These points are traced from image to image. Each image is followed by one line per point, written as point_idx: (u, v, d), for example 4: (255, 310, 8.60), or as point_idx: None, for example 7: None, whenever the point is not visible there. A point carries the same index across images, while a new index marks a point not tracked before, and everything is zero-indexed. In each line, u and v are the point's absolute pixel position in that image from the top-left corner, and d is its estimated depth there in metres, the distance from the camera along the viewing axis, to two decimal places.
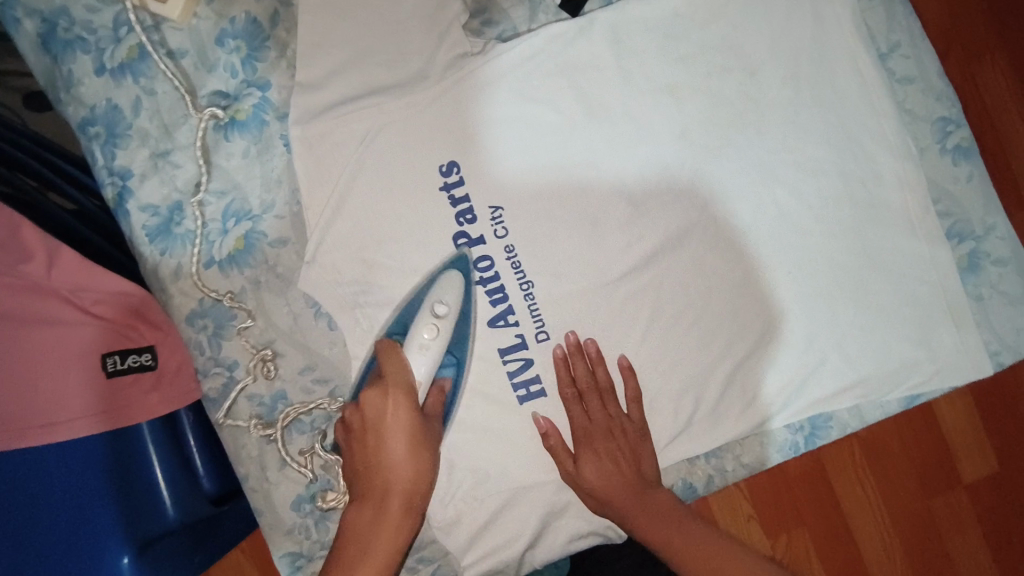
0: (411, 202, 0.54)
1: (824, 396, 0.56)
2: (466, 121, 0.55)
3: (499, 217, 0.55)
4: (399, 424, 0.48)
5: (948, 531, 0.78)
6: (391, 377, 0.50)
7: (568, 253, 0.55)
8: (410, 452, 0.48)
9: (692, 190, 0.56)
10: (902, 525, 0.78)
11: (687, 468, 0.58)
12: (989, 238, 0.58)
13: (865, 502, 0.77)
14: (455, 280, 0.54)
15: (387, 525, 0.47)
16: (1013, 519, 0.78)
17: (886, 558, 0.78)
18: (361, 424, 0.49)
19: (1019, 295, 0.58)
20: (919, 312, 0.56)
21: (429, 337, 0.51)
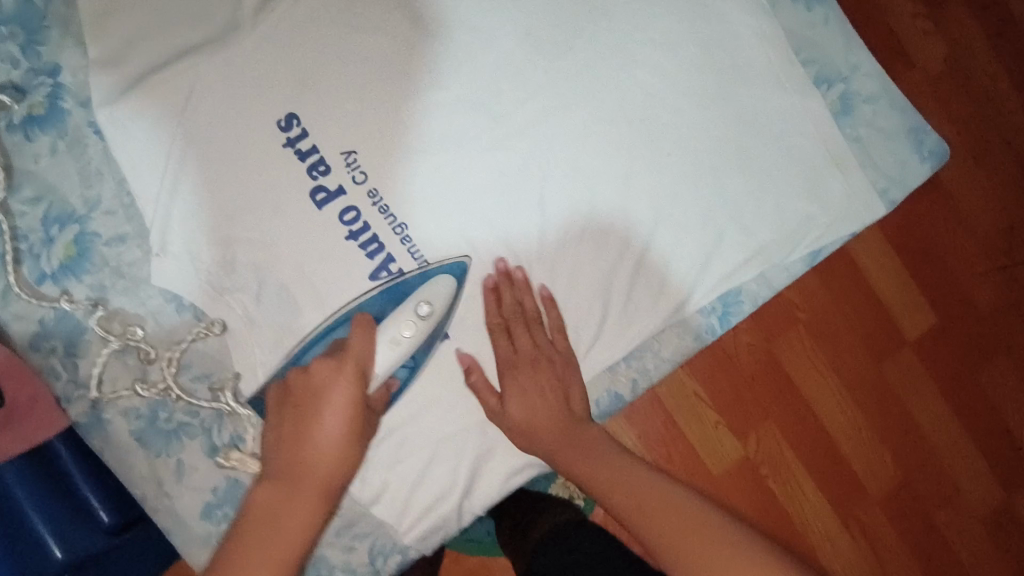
0: (255, 164, 0.49)
1: (728, 273, 0.54)
2: (294, 64, 0.50)
3: (354, 161, 0.51)
4: (341, 403, 0.44)
5: (899, 387, 0.84)
6: (352, 352, 0.46)
7: (437, 185, 0.52)
8: (342, 436, 0.44)
9: (552, 91, 0.52)
10: (861, 392, 0.83)
11: (611, 375, 0.54)
12: (856, 76, 0.56)
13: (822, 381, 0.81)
14: (446, 283, 0.50)
15: (298, 507, 0.41)
16: (951, 359, 0.85)
17: (853, 428, 0.82)
18: (301, 394, 0.45)
19: (896, 128, 0.56)
20: (804, 167, 0.54)
21: (406, 335, 0.48)
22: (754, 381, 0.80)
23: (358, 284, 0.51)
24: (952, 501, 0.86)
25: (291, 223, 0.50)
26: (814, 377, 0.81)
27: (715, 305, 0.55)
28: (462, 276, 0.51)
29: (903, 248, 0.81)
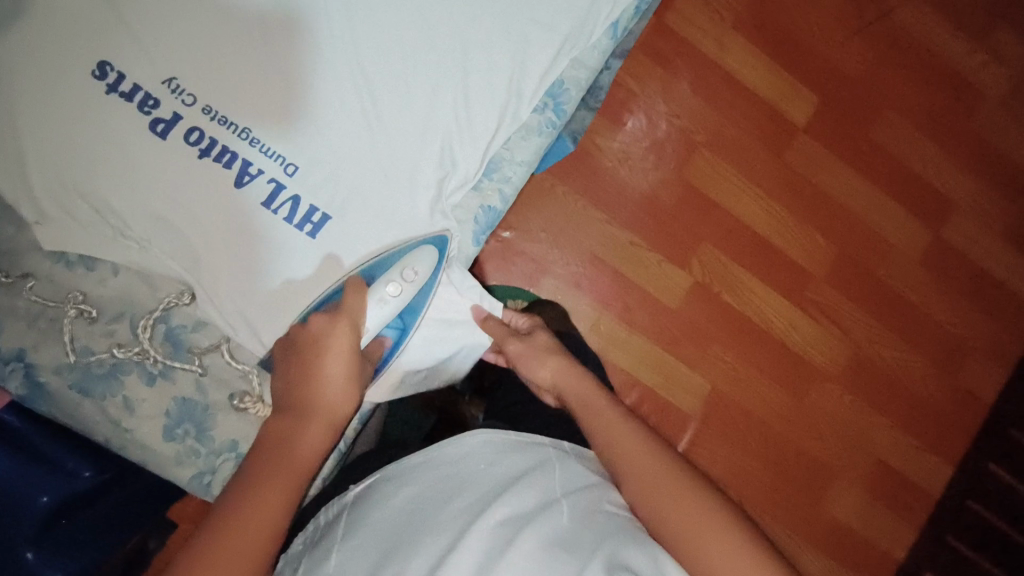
0: (85, 116, 0.52)
1: (545, 68, 0.60)
2: (82, 15, 0.53)
3: (178, 86, 0.54)
4: (339, 349, 0.51)
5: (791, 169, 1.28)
6: (344, 309, 0.53)
7: (265, 87, 0.55)
8: (342, 380, 0.51)
9: None
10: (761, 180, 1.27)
11: (480, 193, 0.62)
12: None
13: (732, 186, 1.26)
14: (429, 254, 0.57)
15: (307, 435, 0.48)
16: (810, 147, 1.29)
17: (759, 208, 1.27)
18: (303, 343, 0.52)
19: None
20: None
21: (390, 294, 0.55)
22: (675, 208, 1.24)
23: (227, 195, 0.55)
24: (839, 231, 1.30)
25: (141, 160, 0.53)
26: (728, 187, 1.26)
27: (545, 101, 0.62)
28: (443, 246, 0.58)
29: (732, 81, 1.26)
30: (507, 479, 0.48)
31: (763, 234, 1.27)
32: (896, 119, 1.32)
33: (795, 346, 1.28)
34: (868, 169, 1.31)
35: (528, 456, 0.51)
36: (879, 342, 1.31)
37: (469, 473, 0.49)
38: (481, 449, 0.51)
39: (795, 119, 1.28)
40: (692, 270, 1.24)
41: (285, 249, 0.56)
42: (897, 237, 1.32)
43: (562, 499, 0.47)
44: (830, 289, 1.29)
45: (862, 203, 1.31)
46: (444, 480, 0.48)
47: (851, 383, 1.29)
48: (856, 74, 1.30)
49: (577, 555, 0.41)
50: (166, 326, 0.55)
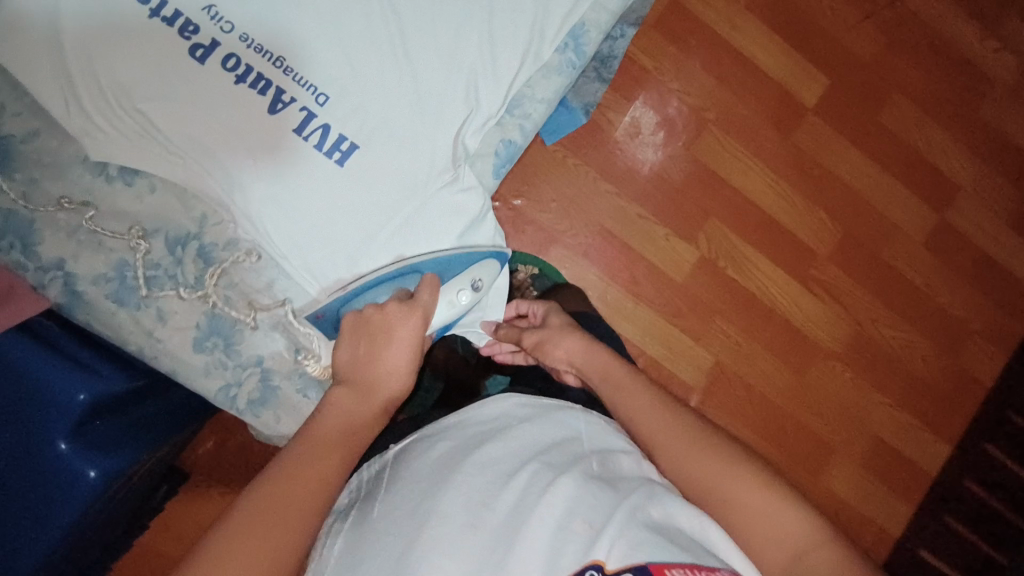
0: (128, 38, 0.55)
1: (568, 8, 0.62)
2: None
3: (217, 14, 0.56)
4: (408, 336, 0.53)
5: (812, 147, 1.31)
6: (420, 304, 0.55)
7: (295, 14, 0.57)
8: (403, 364, 0.53)
9: None
10: (772, 160, 1.30)
11: (502, 127, 0.64)
12: None
13: (743, 166, 1.29)
14: (493, 268, 0.63)
15: (367, 413, 0.50)
16: (824, 130, 1.31)
17: (769, 186, 1.29)
18: (374, 327, 0.53)
19: None
20: None
21: (459, 298, 0.61)
22: (685, 183, 1.26)
23: (261, 120, 0.57)
24: (847, 212, 1.32)
25: (180, 84, 0.56)
26: (738, 166, 1.28)
27: (567, 41, 0.64)
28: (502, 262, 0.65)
29: (744, 61, 1.28)
30: (542, 440, 0.50)
31: (771, 211, 1.29)
32: (903, 103, 1.34)
33: (798, 323, 1.30)
34: (875, 152, 1.33)
35: (561, 424, 0.53)
36: (881, 323, 1.33)
37: (504, 427, 0.51)
38: (516, 412, 0.53)
39: (804, 100, 1.31)
40: (699, 245, 1.26)
41: (317, 166, 0.58)
42: (902, 219, 1.34)
43: (589, 461, 0.48)
44: (834, 268, 1.31)
45: (868, 184, 1.33)
46: (477, 438, 0.49)
47: (852, 361, 1.32)
48: (866, 58, 1.32)
49: (607, 503, 0.42)
50: (225, 280, 0.58)
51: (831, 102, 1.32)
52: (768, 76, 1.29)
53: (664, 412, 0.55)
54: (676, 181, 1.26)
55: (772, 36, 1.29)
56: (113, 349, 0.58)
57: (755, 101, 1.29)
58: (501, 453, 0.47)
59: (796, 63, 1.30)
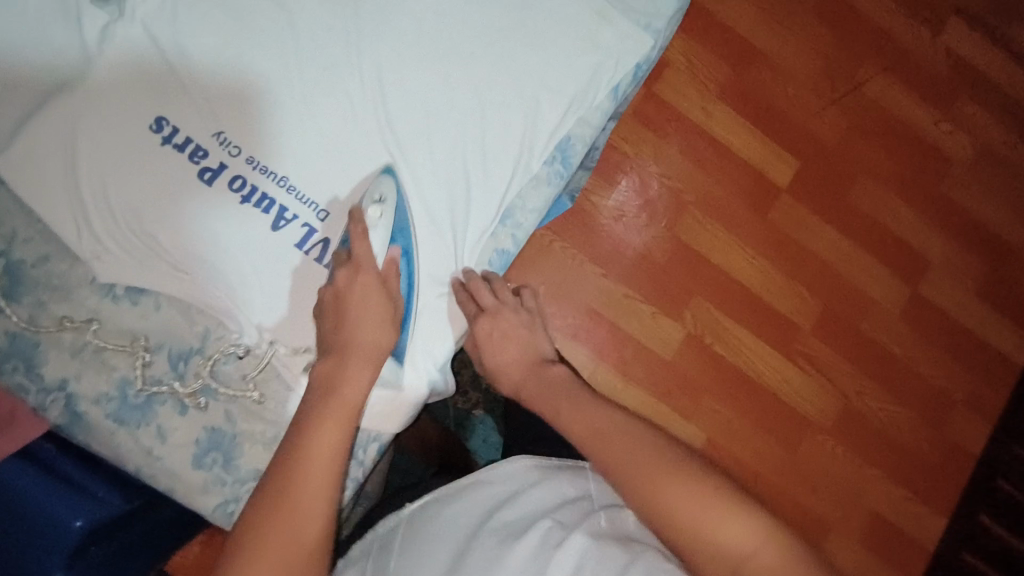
0: (140, 164, 0.57)
1: (554, 125, 0.66)
2: (145, 74, 0.58)
3: (225, 139, 0.60)
4: (365, 304, 0.56)
5: (788, 226, 1.37)
6: (362, 261, 0.57)
7: (299, 138, 0.61)
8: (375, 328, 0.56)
9: (361, 34, 0.63)
10: (751, 239, 1.35)
11: (493, 237, 0.65)
12: None
13: (724, 245, 1.34)
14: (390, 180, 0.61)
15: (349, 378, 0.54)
16: (798, 209, 1.38)
17: (749, 264, 1.34)
18: (327, 300, 0.57)
19: None
20: (573, 25, 0.67)
21: (373, 215, 0.58)
22: (669, 263, 1.31)
23: (264, 237, 0.60)
24: (825, 286, 1.37)
25: (188, 206, 0.58)
26: (718, 245, 1.33)
27: (554, 154, 0.67)
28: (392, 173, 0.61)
29: (718, 146, 1.36)
30: (553, 499, 0.55)
31: (753, 288, 1.34)
32: (869, 182, 1.41)
33: (785, 397, 1.32)
34: (846, 229, 1.39)
35: (573, 483, 0.57)
36: (867, 394, 1.35)
37: (516, 487, 0.56)
38: (528, 471, 0.58)
39: (777, 181, 1.38)
40: (685, 323, 1.30)
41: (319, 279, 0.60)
42: (878, 292, 1.39)
43: (598, 518, 0.52)
44: (817, 341, 1.35)
45: (844, 260, 1.38)
46: (493, 500, 0.55)
47: (841, 434, 1.33)
48: (831, 141, 1.41)
49: (613, 558, 0.47)
50: (212, 376, 0.58)
51: (802, 183, 1.39)
52: (741, 160, 1.36)
53: (631, 437, 0.52)
54: (660, 261, 1.30)
55: (741, 124, 1.37)
56: (112, 469, 0.58)
57: (730, 184, 1.35)
58: (516, 515, 0.52)
59: (766, 148, 1.38)
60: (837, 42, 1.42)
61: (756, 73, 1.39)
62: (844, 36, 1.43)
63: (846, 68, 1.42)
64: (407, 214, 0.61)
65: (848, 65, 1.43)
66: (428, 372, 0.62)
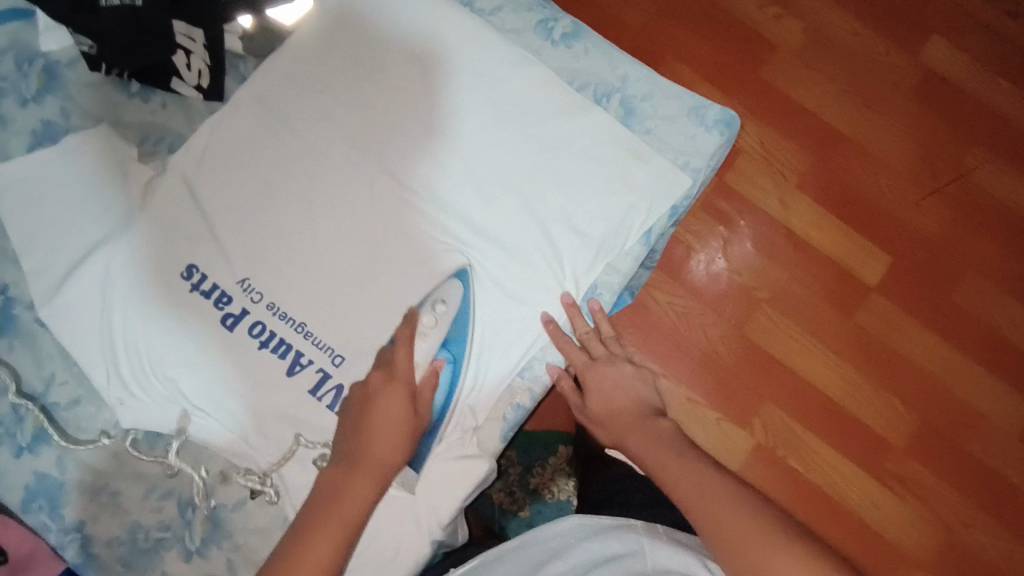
0: (168, 311, 0.60)
1: (580, 272, 0.63)
2: (181, 225, 0.62)
3: (250, 286, 0.62)
4: (389, 406, 0.58)
5: (879, 327, 1.23)
6: (398, 368, 0.59)
7: (321, 283, 0.62)
8: (392, 437, 0.58)
9: (386, 180, 0.65)
10: (833, 341, 1.22)
11: (510, 389, 0.62)
12: (627, 84, 0.66)
13: (801, 347, 1.22)
14: (456, 288, 0.62)
15: (358, 483, 0.56)
16: (890, 309, 1.24)
17: (830, 369, 1.22)
18: (357, 398, 0.59)
19: (675, 112, 0.66)
20: (602, 166, 0.64)
21: (427, 323, 0.61)
22: (738, 364, 1.21)
23: (279, 382, 0.60)
24: (925, 397, 1.21)
25: (209, 352, 0.60)
26: (795, 347, 1.22)
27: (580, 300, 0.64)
28: (463, 276, 0.63)
29: (796, 239, 1.25)
30: (595, 558, 0.56)
31: (836, 396, 1.21)
32: (979, 281, 1.25)
33: (875, 525, 1.16)
34: (950, 333, 1.23)
35: (620, 540, 0.58)
36: (973, 526, 1.17)
37: (562, 547, 0.59)
38: (574, 531, 0.61)
39: (865, 278, 1.25)
40: (755, 431, 1.19)
41: (328, 428, 0.60)
42: (991, 407, 1.21)
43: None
44: (912, 461, 1.19)
45: (948, 371, 1.22)
46: (541, 562, 0.58)
47: (942, 571, 1.16)
48: (930, 235, 1.26)
49: None
50: (215, 513, 0.59)
51: (896, 280, 1.25)
52: (823, 253, 1.25)
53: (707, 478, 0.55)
54: (728, 362, 1.21)
55: (824, 214, 1.26)
56: None
57: (811, 279, 1.24)
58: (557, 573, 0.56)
59: (852, 240, 1.26)
60: (939, 126, 1.29)
61: (841, 160, 1.28)
62: (946, 120, 1.29)
63: (949, 155, 1.28)
64: (467, 326, 0.62)
65: (952, 151, 1.28)
66: (431, 526, 0.60)
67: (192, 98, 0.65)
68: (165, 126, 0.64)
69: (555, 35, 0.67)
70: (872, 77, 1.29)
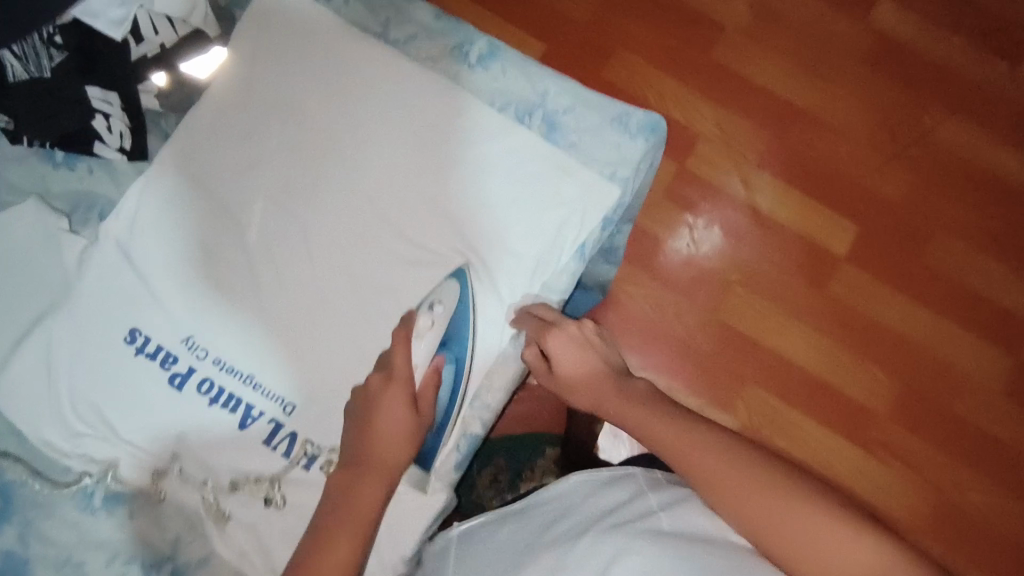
0: (115, 376, 0.61)
1: (518, 292, 0.63)
2: (119, 290, 0.62)
3: (194, 343, 0.62)
4: (393, 409, 0.59)
5: (851, 298, 1.23)
6: (397, 370, 0.60)
7: (264, 331, 0.63)
8: (400, 438, 0.59)
9: (317, 222, 0.64)
10: (807, 316, 1.22)
11: (460, 422, 0.63)
12: (549, 99, 0.66)
13: (776, 325, 1.22)
14: (452, 289, 0.63)
15: (366, 487, 0.56)
16: (860, 280, 1.23)
17: (807, 343, 1.21)
18: (360, 400, 0.60)
19: (598, 123, 0.66)
20: (529, 184, 0.64)
21: (424, 326, 0.62)
22: (716, 349, 1.21)
23: (233, 436, 0.61)
24: (903, 362, 1.21)
25: (160, 414, 0.61)
26: (769, 325, 1.22)
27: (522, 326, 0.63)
28: (461, 276, 0.63)
29: (761, 219, 1.25)
30: (606, 509, 0.58)
31: (816, 371, 1.21)
32: (946, 240, 1.24)
33: (865, 496, 1.16)
34: (922, 295, 1.23)
35: (626, 488, 0.60)
36: (960, 484, 1.17)
37: (569, 504, 0.61)
38: (580, 487, 0.63)
39: (833, 250, 1.24)
40: (739, 414, 1.19)
41: (286, 477, 0.61)
42: (970, 365, 1.20)
43: (655, 519, 0.55)
44: (895, 426, 1.19)
45: (922, 332, 1.22)
46: (549, 521, 0.59)
47: (939, 535, 1.15)
48: (895, 199, 1.25)
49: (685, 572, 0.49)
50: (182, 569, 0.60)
51: (865, 247, 1.24)
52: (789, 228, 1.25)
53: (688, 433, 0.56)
54: (706, 348, 1.21)
55: (785, 189, 1.26)
56: None
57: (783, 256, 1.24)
58: (573, 526, 0.57)
59: (818, 212, 1.25)
60: (895, 89, 1.27)
61: (797, 135, 1.27)
62: (902, 83, 1.28)
63: (905, 117, 1.27)
64: (464, 322, 0.62)
65: (907, 112, 1.27)
66: (395, 562, 0.61)
67: (117, 161, 0.64)
68: (93, 191, 0.64)
69: (471, 59, 0.67)
70: (822, 47, 1.29)
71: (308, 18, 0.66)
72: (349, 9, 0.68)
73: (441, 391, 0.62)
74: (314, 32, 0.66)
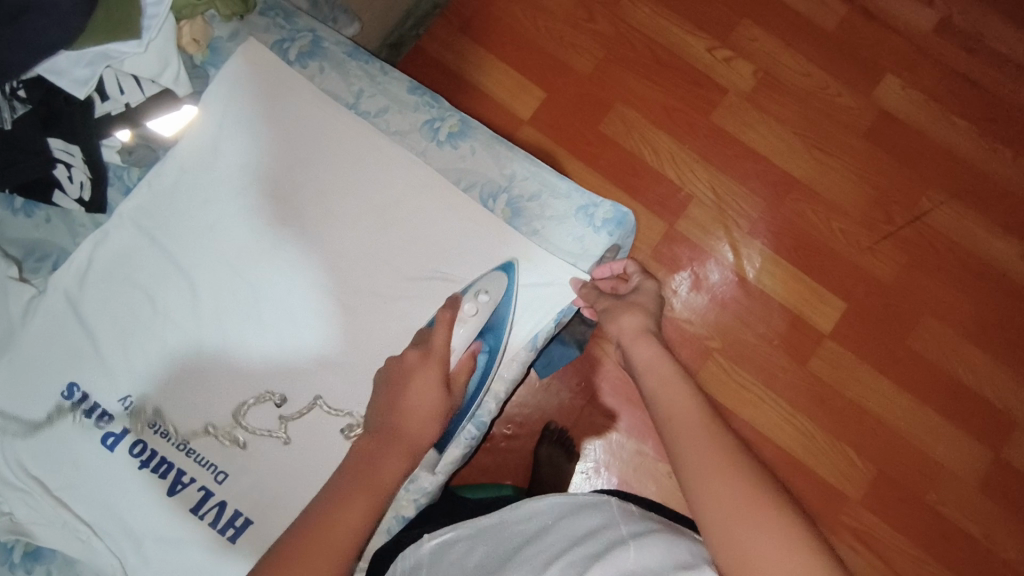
0: (48, 430, 0.60)
1: None
2: (64, 344, 0.62)
3: (131, 403, 0.61)
4: (430, 382, 0.56)
5: (845, 384, 1.07)
6: (435, 348, 0.57)
7: (203, 398, 0.62)
8: (428, 419, 0.56)
9: (268, 290, 0.63)
10: (801, 400, 1.07)
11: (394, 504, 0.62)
12: (515, 183, 0.66)
13: (763, 406, 1.07)
14: (500, 283, 0.61)
15: (389, 460, 0.54)
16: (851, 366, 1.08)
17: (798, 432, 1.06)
18: (394, 375, 0.57)
19: (565, 211, 0.65)
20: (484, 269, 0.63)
21: (469, 314, 0.59)
22: None
23: (161, 501, 0.60)
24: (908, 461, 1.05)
25: (88, 473, 0.60)
26: (753, 403, 1.07)
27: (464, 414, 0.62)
28: (509, 270, 0.62)
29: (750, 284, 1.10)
30: (574, 535, 0.54)
31: None
32: (937, 329, 1.08)
33: None
34: (920, 392, 1.07)
35: (598, 516, 0.56)
36: None
37: (540, 527, 0.57)
38: (549, 510, 0.59)
39: (818, 325, 1.09)
40: None
41: (208, 547, 0.59)
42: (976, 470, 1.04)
43: (622, 552, 0.50)
44: (879, 526, 1.03)
45: (926, 430, 1.06)
46: (516, 545, 0.56)
47: None
48: (885, 281, 1.10)
49: None
50: None
51: (859, 324, 1.09)
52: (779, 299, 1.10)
53: (683, 396, 0.55)
54: None
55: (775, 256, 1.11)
56: None
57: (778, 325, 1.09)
58: (542, 553, 0.53)
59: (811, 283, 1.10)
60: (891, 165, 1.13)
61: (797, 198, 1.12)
62: (898, 161, 1.13)
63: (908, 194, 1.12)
64: (502, 318, 0.61)
65: (906, 190, 1.12)
66: None
67: (76, 211, 0.64)
68: (51, 241, 0.64)
69: (441, 135, 0.67)
70: (820, 117, 1.14)
71: (277, 81, 0.66)
72: (323, 77, 0.68)
73: (475, 381, 0.60)
74: (282, 99, 0.66)
